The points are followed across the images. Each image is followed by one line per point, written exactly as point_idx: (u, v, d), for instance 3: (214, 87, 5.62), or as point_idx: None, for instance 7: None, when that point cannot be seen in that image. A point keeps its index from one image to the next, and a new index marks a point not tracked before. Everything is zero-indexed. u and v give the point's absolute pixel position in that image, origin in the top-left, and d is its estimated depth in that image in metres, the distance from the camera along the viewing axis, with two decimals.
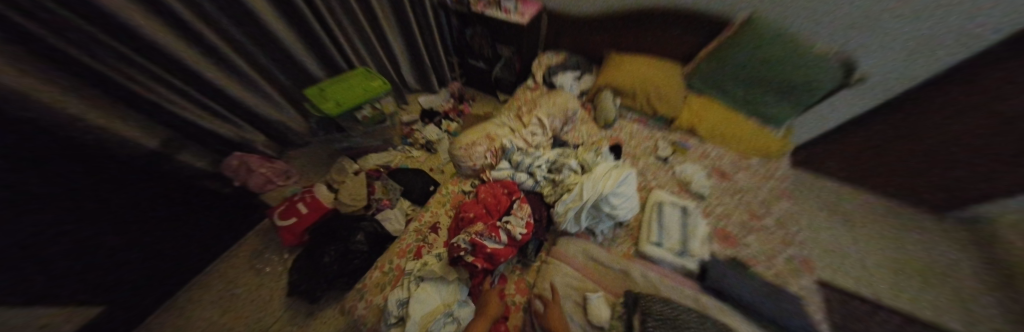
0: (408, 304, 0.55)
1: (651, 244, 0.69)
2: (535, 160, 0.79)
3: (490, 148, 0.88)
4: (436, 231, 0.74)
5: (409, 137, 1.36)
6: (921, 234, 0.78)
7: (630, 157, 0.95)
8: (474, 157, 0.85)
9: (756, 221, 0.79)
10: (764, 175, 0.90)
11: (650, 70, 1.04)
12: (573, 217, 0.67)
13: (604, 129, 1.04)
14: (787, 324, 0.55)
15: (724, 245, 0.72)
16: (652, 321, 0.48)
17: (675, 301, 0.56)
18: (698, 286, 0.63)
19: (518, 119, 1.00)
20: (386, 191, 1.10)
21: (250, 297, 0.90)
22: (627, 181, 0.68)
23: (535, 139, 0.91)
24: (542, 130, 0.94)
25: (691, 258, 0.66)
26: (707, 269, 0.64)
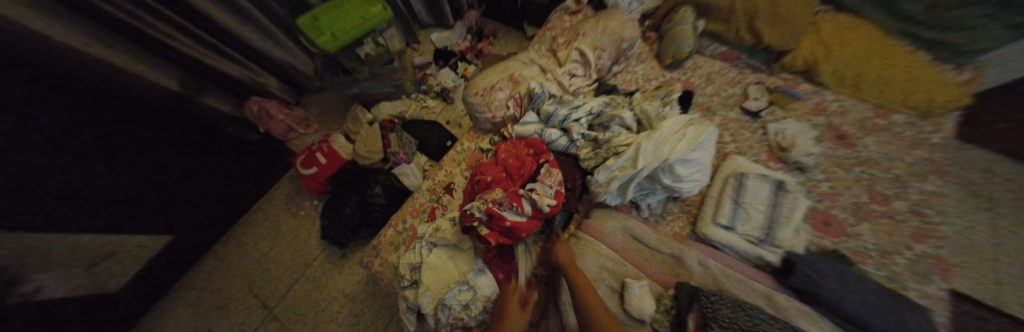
0: (420, 269, 0.50)
1: (719, 227, 0.53)
2: (574, 113, 0.60)
3: (513, 94, 0.69)
4: (450, 192, 0.65)
5: (423, 84, 1.20)
6: None
7: (702, 111, 0.70)
8: (493, 106, 0.68)
9: None
10: None
11: None
12: (618, 188, 0.52)
13: (668, 70, 0.76)
14: None
15: (823, 234, 0.53)
16: (717, 328, 0.35)
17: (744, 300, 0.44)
18: (778, 284, 0.48)
19: (551, 57, 0.78)
20: (401, 144, 1.01)
21: (294, 235, 0.99)
22: (704, 144, 0.49)
23: (573, 83, 0.69)
24: (584, 70, 0.71)
25: (773, 249, 0.50)
26: (797, 264, 0.47)
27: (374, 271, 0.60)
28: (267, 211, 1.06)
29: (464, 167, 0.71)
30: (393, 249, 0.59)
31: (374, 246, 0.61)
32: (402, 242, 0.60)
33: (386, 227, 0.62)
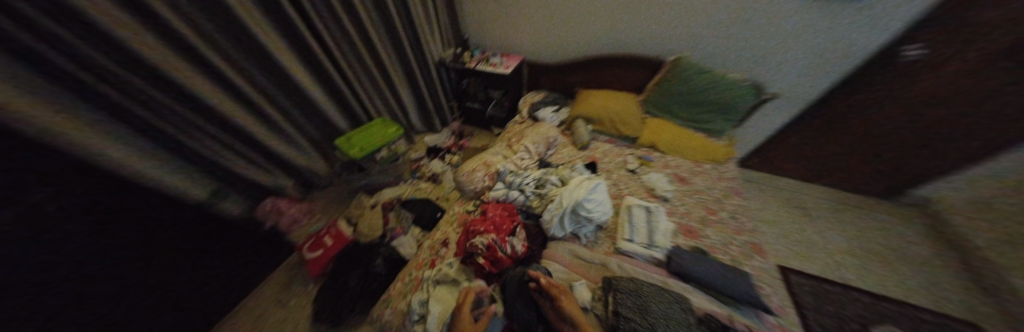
0: (428, 303, 0.67)
1: (626, 241, 0.83)
2: (525, 180, 0.97)
3: (487, 172, 1.06)
4: (446, 245, 0.87)
5: (417, 172, 1.56)
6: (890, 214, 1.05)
7: (606, 171, 1.14)
8: (474, 181, 1.03)
9: (713, 215, 0.96)
10: (717, 177, 1.11)
11: (612, 102, 1.31)
12: (558, 222, 0.84)
13: (583, 150, 1.25)
14: (735, 295, 0.69)
15: (688, 238, 0.88)
16: (620, 294, 0.62)
17: (644, 281, 0.70)
18: (666, 272, 0.77)
19: (508, 148, 1.22)
20: (398, 220, 1.22)
21: (279, 327, 0.98)
22: (597, 189, 0.85)
23: (523, 162, 1.11)
24: (529, 155, 1.15)
25: (658, 249, 0.81)
26: (671, 256, 0.78)
27: (383, 322, 0.71)
28: (254, 303, 1.06)
29: (456, 226, 0.96)
30: (402, 297, 0.74)
31: (385, 299, 0.75)
32: (409, 290, 0.75)
33: (398, 278, 0.80)
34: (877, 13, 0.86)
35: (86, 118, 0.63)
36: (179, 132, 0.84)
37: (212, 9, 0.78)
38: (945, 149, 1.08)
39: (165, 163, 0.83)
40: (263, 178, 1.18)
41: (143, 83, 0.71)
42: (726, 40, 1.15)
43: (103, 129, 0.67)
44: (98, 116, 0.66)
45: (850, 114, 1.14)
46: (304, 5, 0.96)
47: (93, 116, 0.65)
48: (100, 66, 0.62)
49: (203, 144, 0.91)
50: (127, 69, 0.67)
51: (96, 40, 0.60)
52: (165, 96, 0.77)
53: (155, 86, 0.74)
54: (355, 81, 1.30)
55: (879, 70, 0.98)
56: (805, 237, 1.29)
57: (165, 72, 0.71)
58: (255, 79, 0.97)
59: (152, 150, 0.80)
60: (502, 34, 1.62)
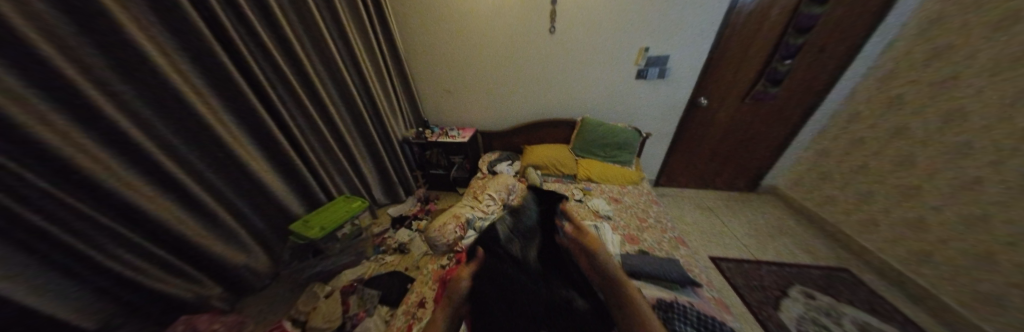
0: None
1: None
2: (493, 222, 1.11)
3: (457, 223, 1.14)
4: (423, 305, 0.86)
5: (382, 245, 1.48)
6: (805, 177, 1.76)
7: None
8: (446, 234, 1.09)
9: (644, 222, 1.22)
10: (638, 193, 1.47)
11: (551, 152, 1.70)
12: None
13: (538, 191, 1.49)
14: (673, 276, 0.87)
15: (632, 244, 1.09)
16: None
17: None
18: (623, 275, 0.92)
19: (474, 199, 1.38)
20: (361, 303, 1.09)
21: None
22: None
23: (489, 207, 1.27)
24: (494, 202, 1.32)
25: (611, 257, 0.98)
26: (622, 259, 0.95)
27: None
28: None
29: (431, 283, 0.96)
30: None
31: None
32: None
33: None
34: (672, 92, 1.67)
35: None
36: (83, 244, 0.72)
37: (178, 118, 0.87)
38: (751, 150, 1.86)
39: (40, 290, 0.67)
40: (180, 291, 0.96)
41: (60, 193, 0.66)
42: (609, 105, 1.78)
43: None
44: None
45: (696, 140, 1.87)
46: (276, 108, 1.14)
47: None
48: (16, 179, 0.59)
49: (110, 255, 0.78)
50: (42, 180, 0.63)
51: (21, 155, 0.60)
52: (85, 205, 0.71)
53: (75, 195, 0.69)
54: (318, 165, 1.37)
55: (692, 114, 1.75)
56: (717, 230, 1.68)
57: (95, 176, 0.69)
58: (204, 175, 0.96)
59: (32, 274, 0.66)
60: (456, 114, 2.01)
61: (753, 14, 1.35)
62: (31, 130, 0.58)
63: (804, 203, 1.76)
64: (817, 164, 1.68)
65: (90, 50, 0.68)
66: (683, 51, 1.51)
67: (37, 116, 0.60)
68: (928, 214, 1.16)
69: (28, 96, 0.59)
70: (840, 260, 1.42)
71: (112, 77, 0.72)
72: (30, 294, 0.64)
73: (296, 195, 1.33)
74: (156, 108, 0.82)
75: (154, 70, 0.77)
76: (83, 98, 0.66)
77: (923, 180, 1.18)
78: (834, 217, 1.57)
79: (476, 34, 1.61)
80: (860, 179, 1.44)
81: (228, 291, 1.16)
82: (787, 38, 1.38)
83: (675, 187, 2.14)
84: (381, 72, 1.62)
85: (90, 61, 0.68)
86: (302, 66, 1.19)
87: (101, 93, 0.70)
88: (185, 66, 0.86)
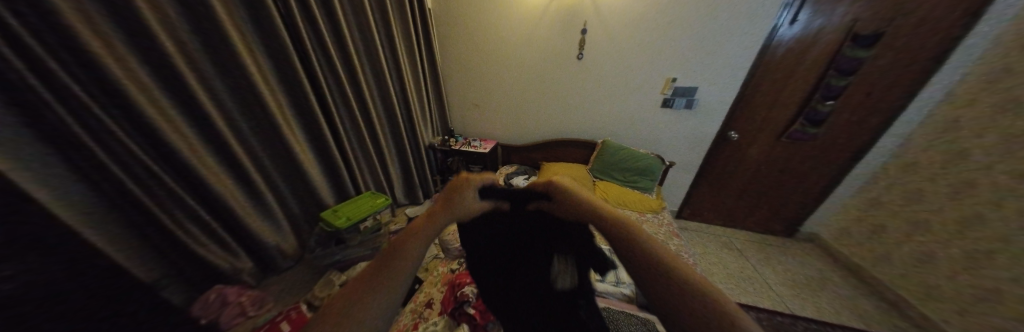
0: None
1: (598, 281, 0.96)
2: None
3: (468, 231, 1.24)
4: (431, 306, 0.91)
5: None
6: (852, 228, 1.59)
7: None
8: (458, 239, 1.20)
9: None
10: (658, 223, 1.41)
11: (568, 171, 1.72)
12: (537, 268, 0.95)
13: None
14: None
15: None
16: None
17: (616, 310, 0.82)
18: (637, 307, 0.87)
19: None
20: None
21: None
22: None
23: None
24: None
25: (624, 285, 0.94)
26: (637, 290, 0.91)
27: None
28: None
29: (440, 285, 1.01)
30: None
31: None
32: None
33: None
34: (700, 124, 1.65)
35: (70, 194, 0.66)
36: (156, 206, 0.84)
37: (251, 110, 1.04)
38: (785, 192, 1.74)
39: (118, 241, 0.78)
40: (218, 260, 1.06)
41: (147, 159, 0.79)
42: (632, 130, 1.78)
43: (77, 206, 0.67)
44: (85, 188, 0.70)
45: (722, 175, 1.80)
46: (327, 106, 1.29)
47: (77, 188, 0.68)
48: (118, 142, 0.73)
49: (172, 218, 0.89)
50: (136, 146, 0.77)
51: (125, 123, 0.74)
52: (164, 171, 0.84)
53: (157, 162, 0.82)
54: (352, 160, 1.49)
55: (719, 147, 1.69)
56: (745, 273, 1.55)
57: (174, 146, 0.82)
58: (258, 158, 1.10)
59: (116, 228, 0.77)
60: (481, 126, 2.12)
61: (787, 54, 1.35)
62: (140, 105, 0.73)
63: (852, 258, 1.57)
64: (866, 214, 1.52)
65: (198, 49, 0.86)
66: (712, 85, 1.50)
67: (147, 96, 0.75)
68: (999, 287, 1.00)
69: (147, 82, 0.76)
70: (895, 328, 1.24)
71: (209, 72, 0.89)
72: (110, 243, 0.75)
73: (330, 186, 1.45)
74: (235, 97, 0.98)
75: (242, 70, 0.95)
76: (184, 86, 0.83)
77: (995, 246, 1.03)
78: (888, 277, 1.38)
79: (507, 54, 1.74)
80: (919, 238, 1.27)
81: (258, 268, 1.26)
82: (827, 79, 1.34)
83: (699, 222, 2.02)
84: (419, 82, 1.78)
85: (193, 55, 0.85)
86: (354, 73, 1.36)
87: (198, 83, 0.87)
88: (259, 64, 1.03)
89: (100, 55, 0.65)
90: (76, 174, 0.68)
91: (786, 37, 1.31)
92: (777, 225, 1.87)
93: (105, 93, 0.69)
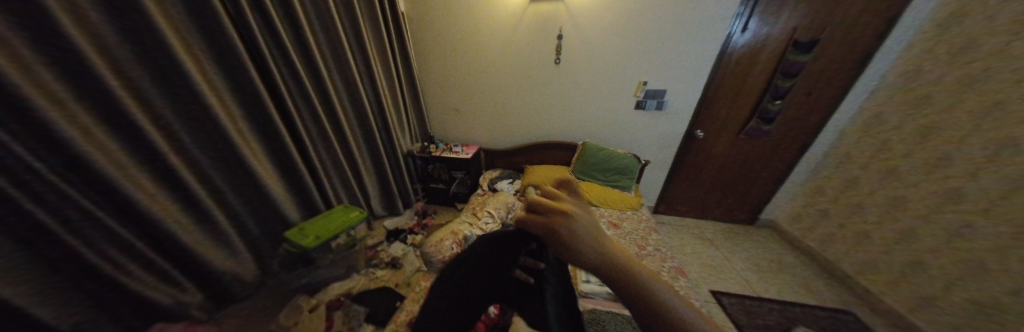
0: None
1: (584, 282, 0.97)
2: None
3: (455, 240, 1.16)
4: None
5: (374, 259, 1.43)
6: (801, 213, 1.79)
7: None
8: (443, 250, 1.10)
9: (643, 250, 1.24)
10: (638, 220, 1.50)
11: (553, 173, 1.77)
12: None
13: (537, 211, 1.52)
14: None
15: None
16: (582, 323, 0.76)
17: (601, 310, 0.83)
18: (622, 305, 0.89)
19: (473, 216, 1.41)
20: (347, 320, 1.01)
21: None
22: None
23: (489, 225, 1.31)
24: (492, 219, 1.36)
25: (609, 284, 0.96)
26: None
27: None
28: None
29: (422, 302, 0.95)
30: None
31: None
32: None
33: None
34: (671, 124, 1.75)
35: None
36: (73, 238, 0.71)
37: (198, 122, 0.92)
38: (746, 184, 1.90)
39: (21, 283, 0.64)
40: (159, 296, 0.92)
41: (63, 184, 0.67)
42: (609, 132, 1.84)
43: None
44: None
45: (693, 171, 1.91)
46: (290, 115, 1.18)
47: None
48: (22, 166, 0.61)
49: (96, 251, 0.75)
50: (50, 169, 0.65)
51: (37, 145, 0.62)
52: (86, 197, 0.72)
53: (74, 185, 0.69)
54: (321, 172, 1.38)
55: (688, 146, 1.82)
56: (717, 262, 1.65)
57: (98, 168, 0.70)
58: (209, 175, 0.98)
59: (18, 268, 0.64)
60: (462, 132, 2.07)
61: (742, 58, 1.48)
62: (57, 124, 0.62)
63: (803, 240, 1.75)
64: (814, 200, 1.70)
65: (127, 54, 0.74)
66: (679, 87, 1.61)
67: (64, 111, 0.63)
68: (925, 261, 1.16)
69: (58, 88, 0.63)
70: (844, 302, 1.39)
71: (142, 78, 0.78)
72: (11, 286, 0.62)
73: (296, 202, 1.33)
74: (175, 109, 0.86)
75: (184, 76, 0.84)
76: (111, 98, 0.71)
77: (916, 223, 1.21)
78: (835, 255, 1.55)
79: (484, 58, 1.72)
80: (857, 220, 1.44)
81: (211, 300, 1.11)
82: (775, 81, 1.49)
83: (674, 216, 2.14)
84: (394, 88, 1.71)
85: (124, 61, 0.73)
86: (321, 78, 1.27)
87: (128, 92, 0.75)
88: (210, 71, 0.93)
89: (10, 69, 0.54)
90: None
91: (739, 44, 1.44)
92: (741, 214, 2.03)
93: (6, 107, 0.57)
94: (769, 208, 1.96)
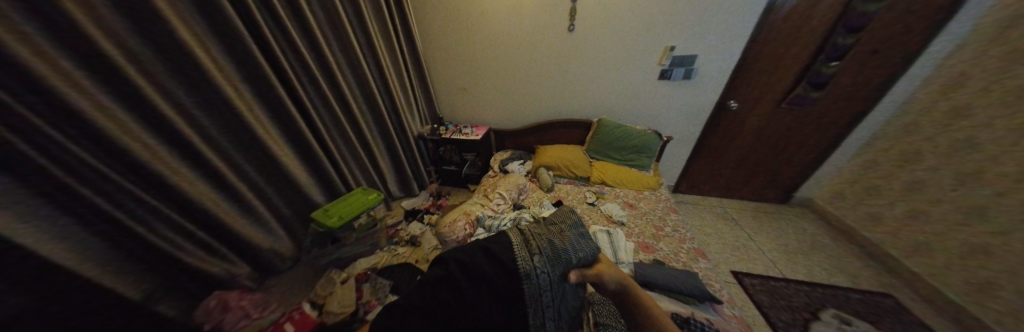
0: None
1: None
2: (502, 221, 1.14)
3: (467, 221, 1.18)
4: None
5: (394, 237, 1.52)
6: (843, 191, 1.62)
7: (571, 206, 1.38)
8: (456, 230, 1.14)
9: (660, 231, 1.19)
10: (656, 200, 1.43)
11: (564, 153, 1.71)
12: None
13: (548, 192, 1.51)
14: (691, 290, 0.83)
15: (646, 253, 1.06)
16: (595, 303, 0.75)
17: None
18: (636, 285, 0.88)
19: (485, 197, 1.43)
20: (374, 291, 1.10)
21: None
22: None
23: (500, 207, 1.31)
24: (504, 201, 1.36)
25: (622, 265, 0.95)
26: (635, 269, 0.92)
27: None
28: None
29: None
30: None
31: None
32: None
33: None
34: (698, 96, 1.58)
35: (40, 223, 0.63)
36: (132, 221, 0.79)
37: (217, 111, 0.95)
38: (780, 161, 1.73)
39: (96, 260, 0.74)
40: (212, 269, 1.04)
41: (113, 174, 0.73)
42: (627, 107, 1.71)
43: (51, 237, 0.65)
44: (41, 206, 0.64)
45: (720, 147, 1.76)
46: (302, 102, 1.19)
47: (36, 209, 0.62)
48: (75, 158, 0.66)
49: (155, 232, 0.85)
50: (98, 160, 0.71)
51: (83, 139, 0.67)
52: (135, 185, 0.79)
53: (126, 175, 0.77)
54: (337, 156, 1.43)
55: (716, 120, 1.66)
56: (740, 243, 1.57)
57: (138, 157, 0.75)
58: (236, 162, 1.03)
59: (91, 246, 0.73)
60: (471, 112, 2.03)
61: (793, 11, 1.24)
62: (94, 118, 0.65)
63: (844, 219, 1.60)
64: (861, 177, 1.52)
65: (139, 43, 0.74)
66: (712, 51, 1.41)
67: (97, 104, 0.66)
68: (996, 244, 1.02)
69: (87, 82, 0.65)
70: (883, 285, 1.29)
71: (157, 68, 0.78)
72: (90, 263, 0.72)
73: (319, 185, 1.41)
74: (195, 99, 0.89)
75: (195, 63, 0.84)
76: (135, 89, 0.73)
77: (992, 201, 1.04)
78: (880, 237, 1.41)
79: (489, 29, 1.59)
80: (914, 199, 1.28)
81: (257, 272, 1.25)
82: (833, 38, 1.25)
83: (695, 195, 2.04)
84: (400, 68, 1.66)
85: (138, 52, 0.74)
86: (326, 62, 1.24)
87: (147, 81, 0.76)
88: (221, 59, 0.93)
89: (36, 64, 0.56)
90: (32, 193, 0.62)
91: None
92: (771, 193, 1.88)
93: (46, 102, 0.60)
94: (804, 186, 1.80)
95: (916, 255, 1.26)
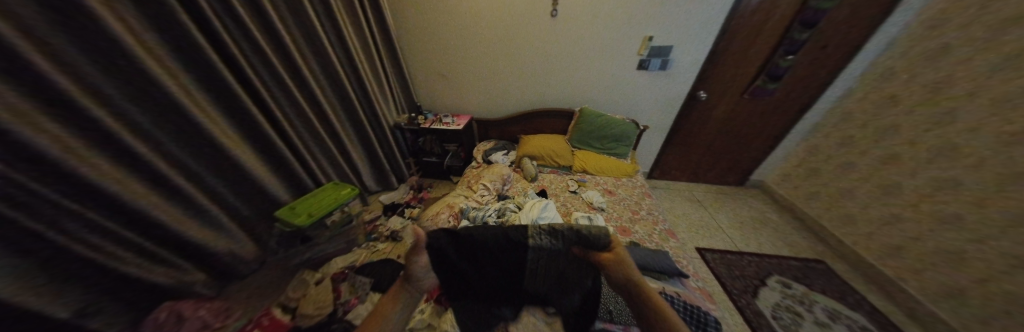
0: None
1: None
2: (487, 212, 1.13)
3: (451, 212, 1.16)
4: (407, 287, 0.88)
5: (373, 233, 1.45)
6: (789, 174, 1.84)
7: (555, 195, 1.41)
8: (439, 223, 1.11)
9: (636, 214, 1.27)
10: (633, 186, 1.51)
11: (548, 142, 1.72)
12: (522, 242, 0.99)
13: (532, 181, 1.52)
14: (664, 266, 0.89)
15: (624, 235, 1.13)
16: None
17: None
18: None
19: (468, 188, 1.40)
20: (353, 290, 1.04)
21: None
22: (548, 208, 1.08)
23: (484, 198, 1.30)
24: (488, 191, 1.35)
25: None
26: None
27: None
28: None
29: None
30: None
31: None
32: None
33: None
34: (672, 86, 1.65)
35: None
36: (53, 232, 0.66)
37: (151, 99, 0.80)
38: (740, 147, 1.91)
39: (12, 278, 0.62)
40: (161, 278, 0.92)
41: (22, 178, 0.60)
42: (607, 96, 1.74)
43: None
44: None
45: (690, 135, 1.89)
46: (256, 89, 1.05)
47: None
48: None
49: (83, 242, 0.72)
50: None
51: None
52: (53, 191, 0.65)
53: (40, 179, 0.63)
54: (303, 150, 1.30)
55: (687, 110, 1.76)
56: (705, 223, 1.73)
57: (56, 157, 0.62)
58: (180, 159, 0.89)
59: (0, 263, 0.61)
60: (451, 101, 1.94)
61: (760, 7, 1.32)
62: None
63: (788, 198, 1.83)
64: (805, 161, 1.73)
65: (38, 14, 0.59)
66: (688, 43, 1.47)
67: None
68: (903, 215, 1.23)
69: None
70: (817, 253, 1.51)
71: (66, 46, 0.63)
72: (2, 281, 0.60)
73: (282, 181, 1.27)
74: (120, 85, 0.73)
75: (118, 42, 0.69)
76: (41, 75, 0.59)
77: (904, 180, 1.24)
78: (817, 212, 1.64)
79: (468, 12, 1.49)
80: (845, 179, 1.49)
81: (214, 278, 1.12)
82: (792, 33, 1.35)
83: (667, 180, 2.18)
84: (370, 52, 1.51)
85: (39, 27, 0.59)
86: (283, 43, 1.09)
87: (53, 63, 0.61)
88: (150, 36, 0.77)
89: None
90: None
91: None
92: (732, 177, 2.08)
93: None
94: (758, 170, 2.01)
95: (843, 226, 1.48)
